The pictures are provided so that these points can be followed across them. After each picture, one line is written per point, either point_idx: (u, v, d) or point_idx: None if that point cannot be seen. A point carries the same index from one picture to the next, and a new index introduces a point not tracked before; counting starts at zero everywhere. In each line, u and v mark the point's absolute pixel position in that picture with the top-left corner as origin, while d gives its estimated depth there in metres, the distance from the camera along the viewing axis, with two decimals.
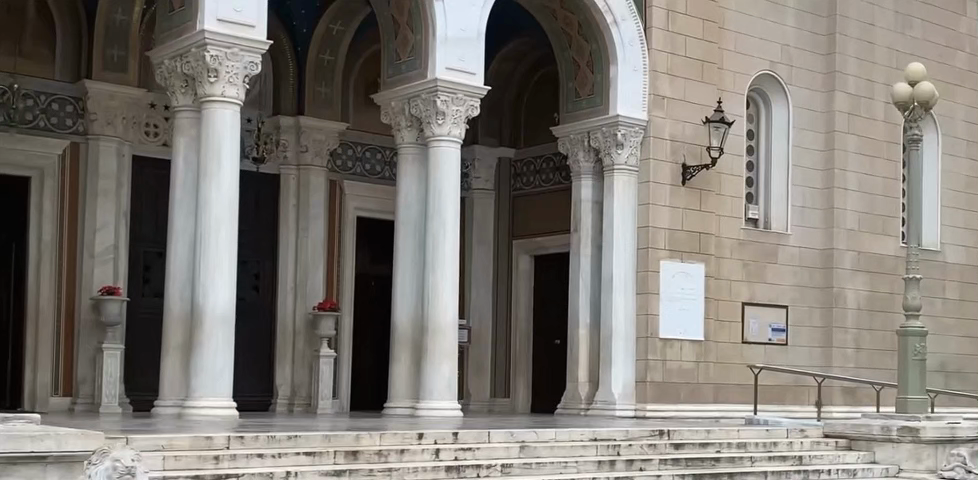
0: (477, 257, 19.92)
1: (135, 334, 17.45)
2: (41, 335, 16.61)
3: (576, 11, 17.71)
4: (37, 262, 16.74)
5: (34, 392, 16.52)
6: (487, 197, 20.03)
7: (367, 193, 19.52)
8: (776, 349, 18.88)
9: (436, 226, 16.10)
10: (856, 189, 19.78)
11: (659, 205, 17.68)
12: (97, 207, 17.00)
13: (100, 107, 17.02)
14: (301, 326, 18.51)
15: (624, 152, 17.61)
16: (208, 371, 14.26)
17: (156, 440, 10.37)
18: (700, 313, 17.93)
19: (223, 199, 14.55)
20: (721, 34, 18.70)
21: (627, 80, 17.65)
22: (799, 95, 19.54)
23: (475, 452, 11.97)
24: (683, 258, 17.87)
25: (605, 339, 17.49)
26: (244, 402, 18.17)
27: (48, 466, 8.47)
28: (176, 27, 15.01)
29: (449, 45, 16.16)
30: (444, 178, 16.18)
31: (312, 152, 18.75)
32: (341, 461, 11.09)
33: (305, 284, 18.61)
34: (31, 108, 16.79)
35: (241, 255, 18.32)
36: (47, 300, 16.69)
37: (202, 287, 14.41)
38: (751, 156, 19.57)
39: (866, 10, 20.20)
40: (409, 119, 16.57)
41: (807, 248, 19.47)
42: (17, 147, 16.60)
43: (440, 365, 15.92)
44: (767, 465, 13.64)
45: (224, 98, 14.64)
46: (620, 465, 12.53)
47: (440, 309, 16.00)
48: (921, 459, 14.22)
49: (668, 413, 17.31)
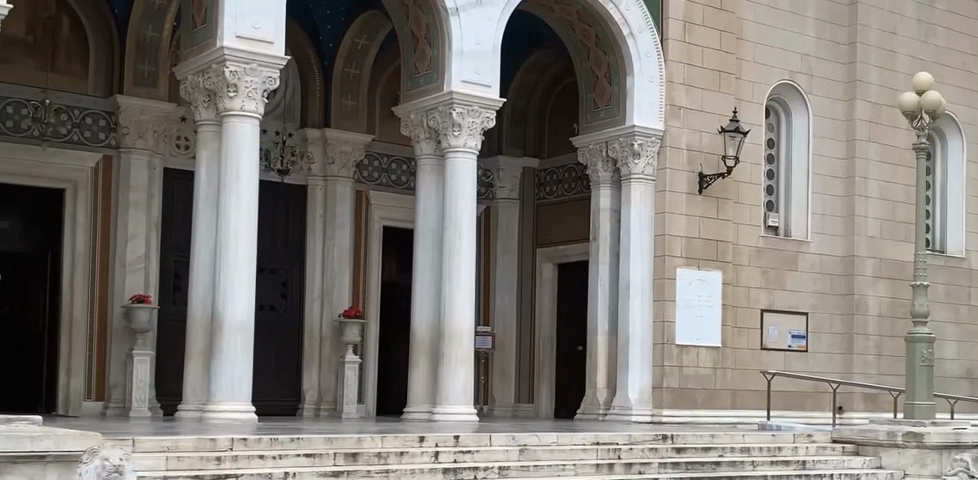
0: (501, 266, 20.31)
1: (164, 340, 18.04)
2: (74, 342, 17.24)
3: (592, 23, 18.04)
4: (71, 271, 17.36)
5: (68, 397, 17.17)
6: (511, 206, 20.41)
7: (393, 203, 19.97)
8: (796, 356, 19.06)
9: (452, 235, 16.50)
10: (877, 196, 19.91)
11: (675, 213, 17.96)
12: (129, 218, 17.64)
13: (131, 121, 17.65)
14: (328, 332, 18.99)
15: (641, 162, 17.89)
16: (227, 376, 14.76)
17: (161, 442, 10.87)
18: (717, 320, 18.16)
19: (242, 210, 15.07)
20: (739, 44, 18.93)
21: (643, 90, 17.94)
22: (819, 104, 19.71)
23: (474, 455, 12.34)
24: (700, 265, 18.13)
25: (623, 345, 17.75)
26: (272, 406, 18.66)
27: (48, 464, 8.98)
28: (198, 44, 15.58)
29: (465, 58, 16.57)
30: (460, 188, 16.60)
31: (338, 164, 19.22)
32: (341, 463, 11.53)
33: (332, 291, 19.07)
34: (64, 122, 17.44)
35: (269, 263, 18.82)
36: (80, 307, 17.31)
37: (222, 294, 14.93)
38: (771, 165, 19.75)
39: (888, 18, 20.33)
40: (427, 131, 16.99)
41: (828, 255, 19.61)
42: (52, 162, 17.28)
43: (456, 370, 16.29)
44: (768, 469, 13.87)
45: (243, 112, 15.20)
46: (619, 468, 12.80)
47: (455, 315, 16.37)
48: (925, 464, 14.41)
49: (685, 418, 17.55)
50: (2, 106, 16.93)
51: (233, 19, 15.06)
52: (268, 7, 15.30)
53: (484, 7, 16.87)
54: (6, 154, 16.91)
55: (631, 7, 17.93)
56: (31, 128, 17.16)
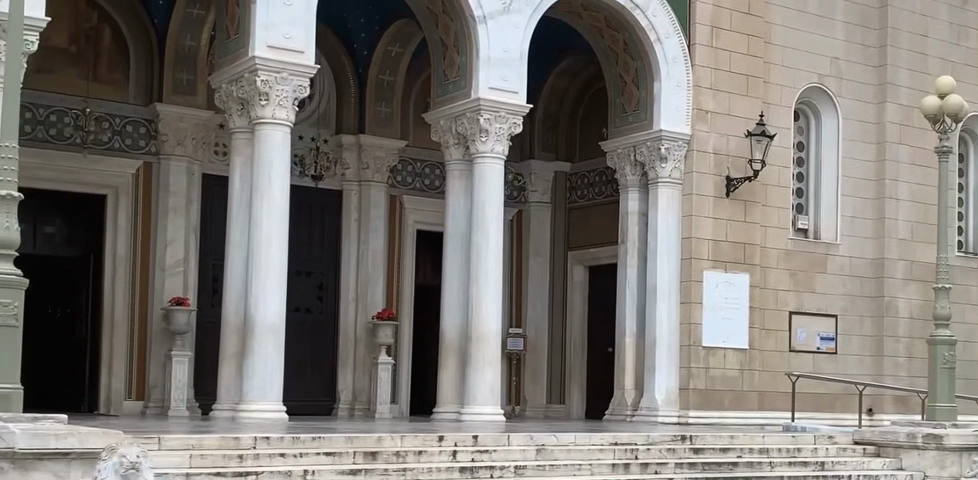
0: (533, 270, 20.70)
1: (202, 341, 18.53)
2: (116, 343, 17.78)
3: (620, 29, 18.30)
4: (112, 276, 17.90)
5: (109, 397, 17.71)
6: (543, 209, 20.79)
7: (426, 207, 20.35)
8: (825, 358, 19.18)
9: (480, 239, 16.83)
10: (908, 199, 19.99)
11: (702, 216, 18.18)
12: (168, 222, 18.17)
13: (171, 129, 18.18)
14: (362, 334, 19.38)
15: (668, 166, 18.12)
16: (259, 377, 15.17)
17: (186, 440, 11.28)
18: (744, 322, 18.35)
19: (273, 216, 15.47)
20: (767, 49, 19.08)
21: (670, 95, 18.16)
22: (849, 107, 19.81)
23: (492, 454, 12.66)
24: (727, 268, 18.33)
25: (650, 347, 18.01)
26: (308, 406, 19.09)
27: (72, 461, 9.44)
28: (231, 54, 16.04)
29: (491, 65, 16.90)
30: (488, 193, 16.92)
31: (372, 169, 19.63)
32: (360, 461, 11.90)
33: (366, 294, 19.47)
34: (105, 130, 17.98)
35: (305, 266, 19.27)
36: (121, 310, 17.87)
37: (254, 297, 15.35)
38: (801, 168, 19.87)
39: (919, 21, 20.40)
40: (456, 136, 17.35)
41: (858, 258, 19.70)
42: (93, 169, 17.83)
43: (483, 371, 16.62)
44: (786, 470, 14.05)
45: (275, 120, 15.62)
46: (634, 468, 13.07)
47: (483, 318, 16.70)
48: (945, 466, 14.51)
49: (711, 420, 17.77)
50: (45, 115, 17.54)
51: (265, 29, 15.49)
52: (298, 17, 15.72)
53: (511, 14, 17.19)
54: (47, 161, 17.47)
55: (658, 12, 18.17)
56: (73, 136, 17.70)
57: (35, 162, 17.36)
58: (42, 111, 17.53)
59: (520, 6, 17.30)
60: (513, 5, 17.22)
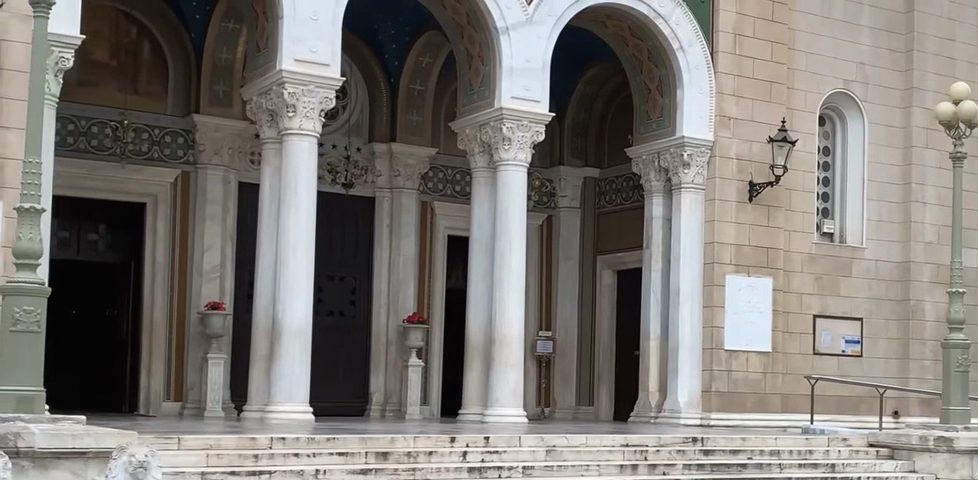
0: (563, 273, 21.37)
1: (237, 344, 19.14)
2: (155, 347, 18.46)
3: (644, 37, 18.62)
4: (152, 281, 18.55)
5: (148, 398, 18.37)
6: (573, 214, 21.46)
7: (456, 213, 20.83)
8: (850, 360, 19.38)
9: (503, 244, 17.26)
10: (934, 203, 20.13)
11: (724, 221, 18.44)
12: (205, 229, 18.77)
13: (207, 139, 18.78)
14: (393, 337, 19.90)
15: (691, 172, 18.39)
16: (286, 379, 15.65)
17: (204, 440, 11.79)
18: (768, 325, 18.61)
19: (301, 222, 15.91)
20: (791, 54, 19.28)
21: (692, 102, 18.43)
22: (875, 112, 19.96)
23: (501, 455, 13.10)
24: (750, 272, 18.58)
25: (673, 350, 18.33)
26: (341, 407, 19.65)
27: (89, 460, 10.03)
28: (261, 67, 16.49)
29: (515, 75, 17.23)
30: (513, 199, 17.36)
31: (404, 176, 20.12)
32: (371, 461, 12.37)
33: (397, 298, 19.99)
34: (144, 140, 18.63)
35: (338, 271, 19.82)
36: (160, 313, 18.52)
37: (281, 301, 15.83)
38: (826, 172, 20.09)
39: (946, 25, 20.51)
40: (481, 144, 17.72)
41: (884, 262, 19.86)
42: (133, 178, 18.49)
43: (506, 372, 17.07)
44: (796, 471, 14.36)
45: (301, 131, 16.01)
46: (642, 469, 13.46)
47: (506, 321, 17.14)
48: (955, 468, 14.68)
49: (734, 421, 18.07)
50: (87, 126, 18.21)
51: (292, 43, 15.89)
52: (325, 31, 16.11)
53: (535, 25, 17.47)
54: (90, 172, 18.15)
55: (681, 21, 18.44)
56: (113, 147, 18.34)
57: (77, 173, 18.05)
58: (85, 122, 18.22)
59: (543, 17, 17.58)
60: (536, 16, 17.50)
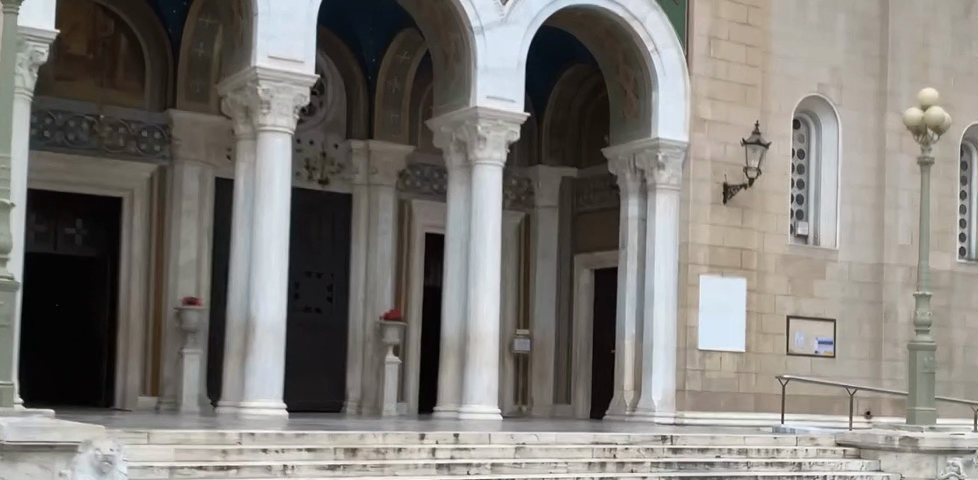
0: (541, 272, 21.48)
1: (214, 340, 19.18)
2: (130, 341, 18.50)
3: (620, 39, 18.74)
4: (128, 275, 18.61)
5: (124, 393, 18.41)
6: (551, 213, 21.59)
7: (433, 211, 20.89)
8: (823, 361, 19.54)
9: (478, 243, 17.35)
10: (907, 206, 20.31)
11: (699, 222, 18.62)
12: (182, 224, 18.83)
13: (184, 134, 18.84)
14: (370, 334, 19.98)
15: (666, 173, 18.51)
16: (260, 375, 15.73)
17: (174, 435, 11.89)
18: (741, 326, 18.76)
19: (276, 218, 15.98)
20: (766, 59, 19.42)
21: (667, 103, 18.55)
22: (850, 116, 20.13)
23: (471, 452, 13.21)
24: (724, 273, 18.74)
25: (647, 350, 18.45)
26: (318, 403, 19.73)
27: (57, 454, 9.83)
28: (236, 63, 16.54)
29: (491, 75, 17.33)
30: (488, 198, 17.44)
31: (381, 174, 20.22)
32: (340, 457, 12.47)
33: (374, 295, 20.09)
34: (120, 135, 18.63)
35: (315, 268, 19.88)
36: (136, 309, 18.58)
37: (255, 297, 15.90)
38: (801, 175, 20.25)
39: (920, 32, 20.71)
40: (457, 143, 17.81)
41: (858, 264, 20.02)
42: (110, 172, 18.50)
43: (481, 371, 17.15)
44: (763, 470, 14.52)
45: (275, 128, 16.07)
46: (610, 467, 13.58)
47: (480, 319, 17.23)
48: (920, 467, 14.88)
49: (707, 420, 18.18)
50: (64, 120, 18.25)
51: (267, 40, 15.95)
52: (300, 29, 16.18)
53: (510, 25, 17.56)
54: (67, 166, 18.20)
55: (656, 23, 18.57)
56: (89, 141, 18.41)
57: (55, 167, 18.11)
58: (62, 116, 18.26)
59: (518, 17, 17.66)
60: (512, 16, 17.58)
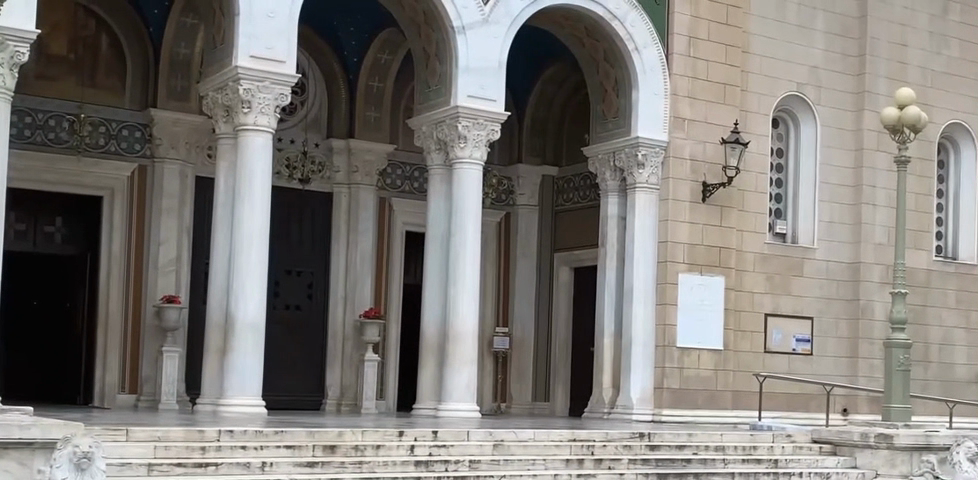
0: (520, 271, 21.59)
1: (193, 337, 19.19)
2: (109, 338, 18.50)
3: (601, 38, 18.83)
4: (108, 273, 18.61)
5: (103, 390, 18.42)
6: (531, 212, 21.66)
7: (414, 209, 20.96)
8: (801, 359, 19.70)
9: (457, 241, 17.41)
10: (885, 205, 20.47)
11: (678, 220, 18.68)
12: (162, 222, 18.84)
13: (165, 133, 18.85)
14: (350, 332, 20.04)
15: (645, 172, 18.61)
16: (238, 372, 15.75)
17: (153, 432, 11.93)
18: (719, 324, 18.85)
19: (255, 216, 16.02)
20: (745, 58, 19.54)
21: (647, 102, 18.65)
22: (828, 115, 20.28)
23: (449, 449, 13.31)
24: (703, 271, 18.83)
25: (626, 348, 18.55)
26: (297, 401, 19.77)
27: (35, 450, 9.80)
28: (217, 63, 16.56)
29: (471, 74, 17.38)
30: (467, 197, 17.50)
31: (362, 172, 20.28)
32: (319, 454, 12.53)
33: (354, 293, 20.13)
34: (101, 134, 18.64)
35: (295, 266, 19.92)
36: (115, 306, 18.58)
37: (234, 295, 15.93)
38: (780, 173, 20.36)
39: (898, 31, 20.87)
40: (437, 142, 17.87)
41: (835, 262, 20.17)
42: (91, 171, 18.52)
43: (459, 369, 17.22)
44: (739, 467, 14.62)
45: (257, 127, 16.11)
46: (588, 463, 13.67)
47: (459, 318, 17.30)
48: (895, 464, 15.03)
49: (685, 418, 18.28)
50: (44, 119, 18.24)
51: (248, 39, 15.98)
52: (281, 27, 16.22)
53: (491, 25, 17.62)
54: (47, 165, 18.19)
55: (636, 23, 18.65)
56: (70, 140, 18.39)
57: (35, 166, 18.09)
58: (42, 115, 18.24)
59: (499, 16, 17.72)
60: (493, 16, 17.65)
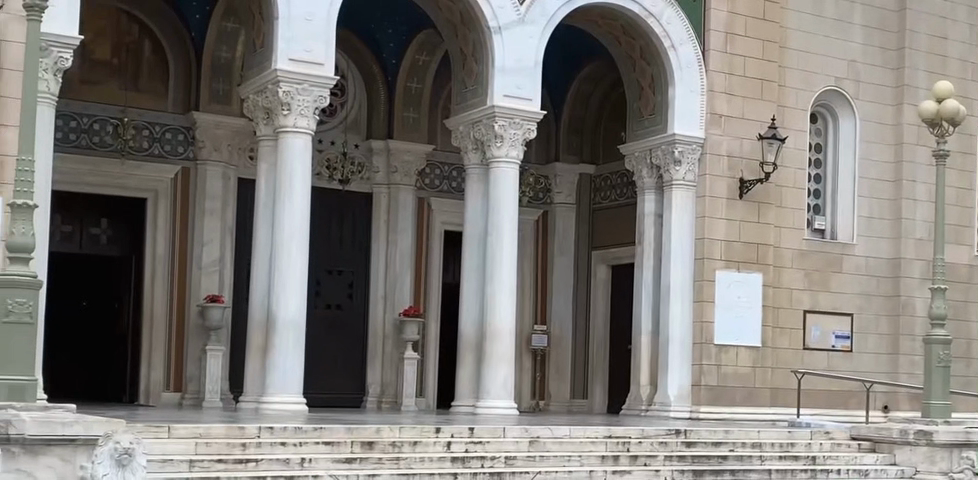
0: (559, 268, 21.72)
1: (236, 336, 19.47)
2: (154, 338, 18.81)
3: (637, 36, 18.90)
4: (152, 274, 18.91)
5: (148, 388, 18.73)
6: (569, 210, 21.79)
7: (453, 209, 21.14)
8: (840, 356, 19.69)
9: (494, 239, 17.56)
10: (925, 200, 20.40)
11: (715, 217, 18.72)
12: (205, 223, 19.13)
13: (208, 136, 19.15)
14: (390, 331, 20.26)
15: (682, 169, 18.66)
16: (279, 371, 15.98)
17: (194, 429, 12.16)
18: (756, 321, 18.87)
19: (296, 217, 16.24)
20: (782, 53, 19.54)
21: (684, 100, 18.71)
22: (866, 110, 20.23)
23: (485, 445, 13.45)
24: (740, 268, 18.85)
25: (663, 345, 18.60)
26: (338, 399, 19.99)
27: (78, 447, 10.04)
28: (257, 65, 16.80)
29: (506, 74, 17.52)
30: (505, 196, 17.64)
31: (401, 172, 20.47)
32: (357, 451, 12.73)
33: (394, 292, 20.34)
34: (145, 137, 18.97)
35: (336, 265, 20.16)
36: (160, 305, 18.88)
37: (275, 294, 16.16)
38: (818, 169, 20.33)
39: (937, 24, 20.79)
40: (474, 142, 18.02)
41: (875, 258, 20.13)
42: (135, 174, 18.85)
43: (498, 367, 17.38)
44: (776, 463, 14.65)
45: (296, 129, 16.35)
46: (624, 460, 13.77)
47: (497, 315, 17.45)
48: (935, 461, 15.03)
49: (723, 415, 18.33)
50: (89, 123, 18.58)
51: (287, 43, 16.21)
52: (319, 31, 16.43)
53: (526, 25, 17.75)
54: (92, 168, 18.53)
55: (672, 20, 18.70)
56: (114, 144, 18.72)
57: (80, 169, 18.43)
58: (87, 119, 18.58)
59: (535, 16, 17.85)
60: (529, 16, 17.78)
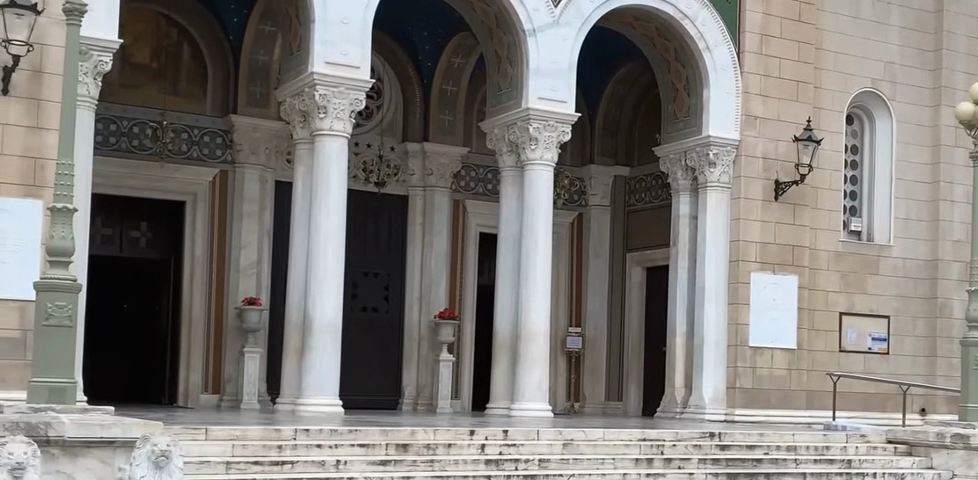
0: (594, 270, 21.78)
1: (273, 338, 19.64)
2: (193, 340, 19.00)
3: (672, 37, 18.89)
4: (191, 276, 19.10)
5: (187, 390, 18.93)
6: (604, 212, 21.85)
7: (488, 211, 21.21)
8: (877, 358, 19.62)
9: (529, 241, 17.62)
10: (962, 201, 20.29)
11: (750, 219, 18.69)
12: (243, 226, 19.30)
13: (245, 139, 19.32)
14: (425, 333, 20.35)
15: (717, 170, 18.63)
16: (316, 373, 16.11)
17: (231, 431, 12.28)
18: (792, 323, 18.83)
19: (332, 219, 16.37)
20: (818, 54, 19.48)
21: (719, 101, 18.69)
22: (903, 111, 20.14)
23: (519, 448, 13.52)
24: (775, 270, 18.82)
25: (698, 347, 18.59)
26: (373, 400, 20.12)
27: (116, 449, 10.20)
28: (294, 69, 16.94)
29: (540, 76, 17.57)
30: (539, 198, 17.69)
31: (437, 175, 20.56)
32: (392, 453, 12.83)
33: (429, 294, 20.43)
34: (183, 140, 19.16)
35: (372, 267, 20.29)
36: (198, 307, 19.06)
37: (311, 297, 16.29)
38: (855, 171, 20.27)
39: (975, 25, 20.68)
40: (509, 144, 18.08)
41: (912, 259, 20.05)
42: (174, 177, 19.05)
43: (533, 369, 17.43)
44: (811, 466, 14.63)
45: (332, 132, 16.47)
46: (658, 463, 13.80)
47: (532, 318, 17.50)
48: (972, 465, 14.91)
49: (757, 417, 18.30)
50: (129, 126, 18.78)
51: (323, 46, 16.34)
52: (354, 34, 16.55)
53: (561, 27, 17.80)
54: (132, 171, 18.73)
55: (707, 22, 18.68)
56: (153, 147, 18.91)
57: (120, 172, 18.64)
58: (127, 122, 18.79)
59: (569, 19, 17.89)
60: (563, 18, 17.82)
